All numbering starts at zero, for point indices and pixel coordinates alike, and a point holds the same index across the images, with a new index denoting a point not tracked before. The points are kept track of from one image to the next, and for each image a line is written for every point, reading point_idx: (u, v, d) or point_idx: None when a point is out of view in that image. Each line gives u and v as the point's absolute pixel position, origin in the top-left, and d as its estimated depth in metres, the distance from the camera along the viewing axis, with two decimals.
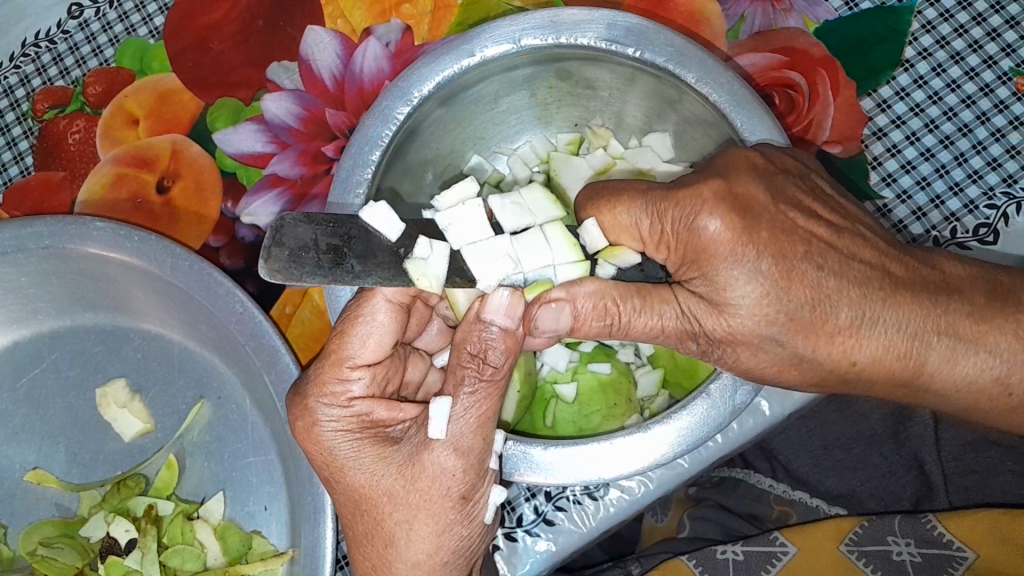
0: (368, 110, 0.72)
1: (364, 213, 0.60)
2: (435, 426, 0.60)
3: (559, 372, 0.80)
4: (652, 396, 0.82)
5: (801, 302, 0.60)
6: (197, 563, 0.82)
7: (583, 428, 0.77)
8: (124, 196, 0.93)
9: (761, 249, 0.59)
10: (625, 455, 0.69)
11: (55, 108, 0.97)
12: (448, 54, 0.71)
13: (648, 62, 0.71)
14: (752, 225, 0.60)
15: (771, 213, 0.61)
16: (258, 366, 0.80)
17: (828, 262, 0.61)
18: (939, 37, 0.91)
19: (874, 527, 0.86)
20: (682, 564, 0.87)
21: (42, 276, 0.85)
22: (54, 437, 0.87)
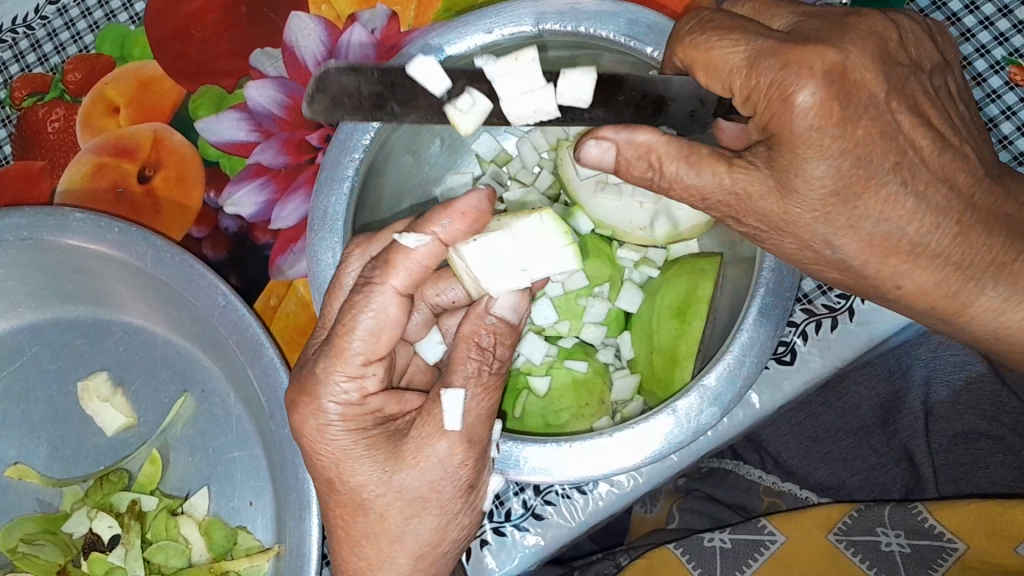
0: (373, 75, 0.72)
1: (413, 65, 0.60)
2: (449, 418, 0.60)
3: (534, 365, 0.78)
4: (625, 400, 0.80)
5: (869, 205, 0.58)
6: (182, 559, 0.81)
7: (550, 424, 0.76)
8: (104, 186, 0.92)
9: (849, 146, 0.56)
10: (585, 459, 0.68)
11: (33, 96, 0.95)
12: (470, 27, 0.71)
13: (642, 55, 0.70)
14: (852, 115, 0.56)
15: (876, 108, 0.57)
16: (241, 360, 0.79)
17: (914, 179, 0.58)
18: None
19: (863, 517, 0.86)
20: (668, 551, 0.87)
21: (21, 269, 0.84)
22: (35, 431, 0.85)
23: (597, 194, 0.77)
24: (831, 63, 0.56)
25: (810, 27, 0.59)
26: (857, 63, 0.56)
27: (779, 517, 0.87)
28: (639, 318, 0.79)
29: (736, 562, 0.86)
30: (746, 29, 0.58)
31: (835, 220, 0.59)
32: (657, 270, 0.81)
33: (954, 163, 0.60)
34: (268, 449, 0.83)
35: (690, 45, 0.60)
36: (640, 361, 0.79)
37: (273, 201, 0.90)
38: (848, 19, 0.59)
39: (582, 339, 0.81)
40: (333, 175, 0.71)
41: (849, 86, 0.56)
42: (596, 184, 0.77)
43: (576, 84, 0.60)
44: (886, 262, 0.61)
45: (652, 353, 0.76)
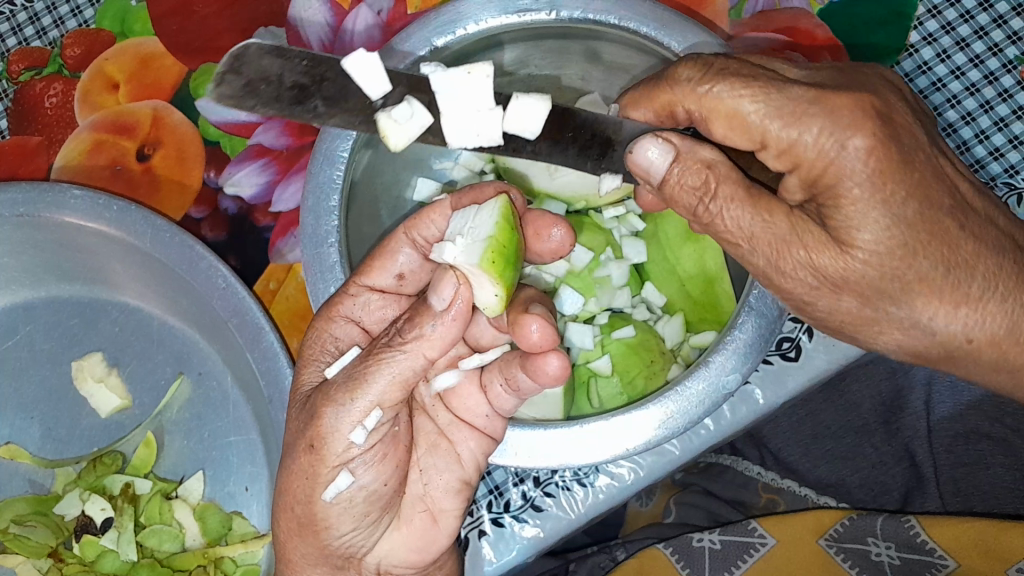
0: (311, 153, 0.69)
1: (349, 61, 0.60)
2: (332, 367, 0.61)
3: (589, 351, 0.77)
4: (681, 342, 0.79)
5: (912, 253, 0.56)
6: (176, 543, 0.81)
7: (631, 395, 0.76)
8: (102, 163, 0.90)
9: (908, 193, 0.55)
10: (610, 436, 0.67)
11: (31, 70, 0.93)
12: (414, 27, 0.69)
13: (567, 19, 0.69)
14: (908, 154, 0.56)
15: (922, 151, 0.57)
16: (241, 344, 0.77)
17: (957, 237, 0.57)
18: (945, 22, 0.89)
19: (855, 526, 0.86)
20: (658, 552, 0.87)
21: (15, 246, 0.82)
22: (27, 410, 0.84)
23: (554, 177, 0.78)
24: (870, 109, 0.55)
25: (829, 81, 0.58)
26: (891, 105, 0.57)
27: (765, 518, 0.87)
28: (655, 262, 0.80)
29: (725, 562, 0.85)
30: (770, 80, 0.57)
31: (899, 269, 0.56)
32: (642, 217, 0.81)
33: (981, 204, 0.60)
34: (265, 434, 0.81)
35: (709, 98, 0.58)
36: (675, 296, 0.79)
37: (275, 182, 0.89)
38: (857, 71, 0.60)
39: (614, 310, 0.81)
40: (313, 237, 0.69)
41: (894, 129, 0.56)
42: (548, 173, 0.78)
43: (530, 112, 0.61)
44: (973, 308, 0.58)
45: (683, 284, 0.78)
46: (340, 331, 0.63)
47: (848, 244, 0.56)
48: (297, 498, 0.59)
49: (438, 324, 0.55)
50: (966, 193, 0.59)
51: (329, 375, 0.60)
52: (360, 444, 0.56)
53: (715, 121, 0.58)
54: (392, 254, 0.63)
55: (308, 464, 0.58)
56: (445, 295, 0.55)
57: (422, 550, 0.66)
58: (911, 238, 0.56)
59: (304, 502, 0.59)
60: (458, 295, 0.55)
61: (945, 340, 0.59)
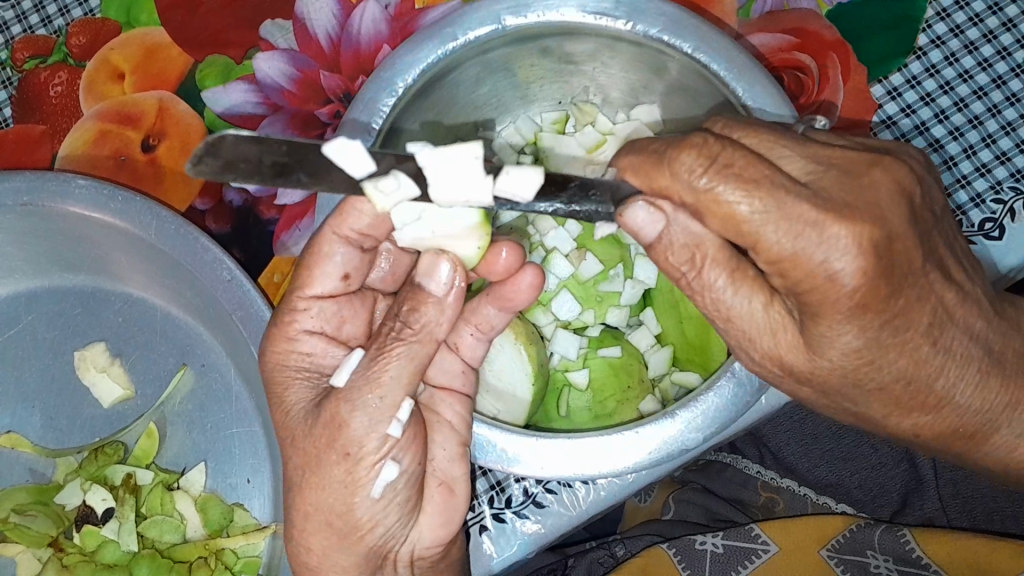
0: (352, 101, 0.68)
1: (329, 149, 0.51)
2: (340, 375, 0.58)
3: (570, 361, 0.78)
4: (663, 374, 0.80)
5: (878, 352, 0.56)
6: (177, 534, 0.81)
7: (599, 416, 0.76)
8: (106, 153, 0.90)
9: (878, 317, 0.54)
10: (578, 458, 0.67)
11: (35, 58, 0.93)
12: (427, 42, 0.68)
13: (641, 35, 0.69)
14: (896, 291, 0.54)
15: (916, 277, 0.55)
16: (245, 337, 0.77)
17: (931, 338, 0.58)
18: (954, 25, 0.90)
19: (855, 539, 0.86)
20: (662, 552, 0.87)
21: (19, 235, 0.82)
22: (29, 399, 0.84)
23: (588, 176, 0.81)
24: (869, 239, 0.51)
25: (836, 185, 0.53)
26: (898, 228, 0.53)
27: (768, 524, 0.88)
28: (660, 291, 0.78)
29: (726, 565, 0.86)
30: (776, 186, 0.51)
31: (860, 370, 0.58)
32: None
33: (963, 313, 0.59)
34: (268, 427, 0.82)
35: (707, 196, 0.52)
36: (670, 331, 0.78)
37: None
38: (862, 176, 0.54)
39: (608, 325, 0.80)
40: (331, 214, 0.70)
41: (894, 251, 0.53)
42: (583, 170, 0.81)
43: (522, 178, 0.54)
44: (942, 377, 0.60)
45: (682, 322, 0.77)
46: (314, 337, 0.62)
47: (821, 346, 0.57)
48: (333, 511, 0.58)
49: (433, 308, 0.57)
50: (948, 305, 0.58)
51: (338, 387, 0.57)
52: (398, 439, 0.56)
53: (706, 215, 0.53)
54: (328, 256, 0.62)
55: (346, 473, 0.57)
56: (441, 277, 0.57)
57: (447, 524, 0.65)
58: (881, 340, 0.56)
59: (344, 515, 0.58)
60: (455, 280, 0.57)
61: (906, 402, 0.61)
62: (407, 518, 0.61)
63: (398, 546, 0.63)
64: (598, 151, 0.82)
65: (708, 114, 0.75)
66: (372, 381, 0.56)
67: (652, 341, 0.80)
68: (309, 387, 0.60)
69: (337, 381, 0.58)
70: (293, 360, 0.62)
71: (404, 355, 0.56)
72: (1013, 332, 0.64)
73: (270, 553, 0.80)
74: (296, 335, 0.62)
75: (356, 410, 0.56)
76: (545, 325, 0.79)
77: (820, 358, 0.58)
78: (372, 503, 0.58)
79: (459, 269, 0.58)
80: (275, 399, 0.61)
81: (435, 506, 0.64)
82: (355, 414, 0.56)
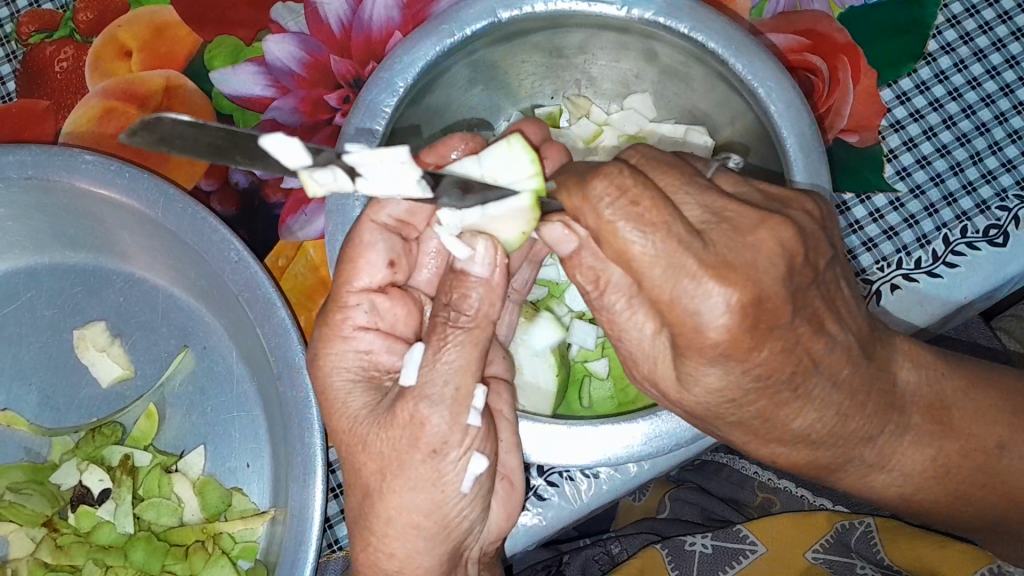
0: (353, 107, 0.67)
1: (265, 139, 0.50)
2: (408, 372, 0.57)
3: (589, 351, 0.79)
4: None
5: (745, 391, 0.56)
6: (173, 518, 0.80)
7: (621, 403, 0.77)
8: (112, 131, 0.89)
9: (740, 365, 0.54)
10: (583, 447, 0.67)
11: (42, 33, 0.92)
12: (426, 37, 0.67)
13: (637, 19, 0.68)
14: (760, 342, 0.53)
15: (787, 329, 0.54)
16: (250, 319, 0.76)
17: (801, 384, 0.57)
18: (964, 32, 0.91)
19: (841, 540, 0.87)
20: (654, 552, 0.86)
21: (22, 210, 0.81)
22: (26, 378, 0.83)
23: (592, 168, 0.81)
24: (743, 301, 0.52)
25: (722, 241, 0.52)
26: (772, 289, 0.52)
27: (755, 525, 0.87)
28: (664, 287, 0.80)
29: (712, 567, 0.86)
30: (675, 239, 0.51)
31: (729, 411, 0.58)
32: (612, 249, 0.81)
33: (833, 359, 0.58)
34: (268, 412, 0.81)
35: (608, 227, 0.52)
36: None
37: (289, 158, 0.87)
38: (750, 234, 0.53)
39: None
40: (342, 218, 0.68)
41: (766, 309, 0.52)
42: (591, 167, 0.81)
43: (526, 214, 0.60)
44: (802, 414, 0.59)
45: None
46: (370, 333, 0.61)
47: (687, 376, 0.57)
48: (420, 512, 0.58)
49: (480, 287, 0.58)
50: (817, 355, 0.57)
51: (409, 386, 0.57)
52: (477, 428, 0.57)
53: (604, 241, 0.53)
54: (370, 245, 0.62)
55: (432, 470, 0.57)
56: (481, 256, 0.58)
57: (507, 507, 0.68)
58: (750, 382, 0.56)
59: (433, 512, 0.58)
60: (498, 259, 0.58)
61: (771, 437, 0.61)
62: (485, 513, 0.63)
63: (472, 544, 0.65)
64: (596, 143, 0.81)
65: (704, 98, 0.75)
66: (439, 370, 0.56)
67: None
68: (372, 393, 0.60)
69: (408, 378, 0.57)
70: (351, 358, 0.61)
71: (465, 341, 0.57)
72: (880, 371, 0.62)
73: (268, 540, 0.79)
74: (352, 333, 0.61)
75: (428, 401, 0.56)
76: (562, 317, 0.80)
77: (687, 391, 0.59)
78: (460, 497, 0.59)
79: (501, 248, 0.59)
80: (335, 404, 0.61)
81: (498, 501, 0.68)
82: (434, 411, 0.56)
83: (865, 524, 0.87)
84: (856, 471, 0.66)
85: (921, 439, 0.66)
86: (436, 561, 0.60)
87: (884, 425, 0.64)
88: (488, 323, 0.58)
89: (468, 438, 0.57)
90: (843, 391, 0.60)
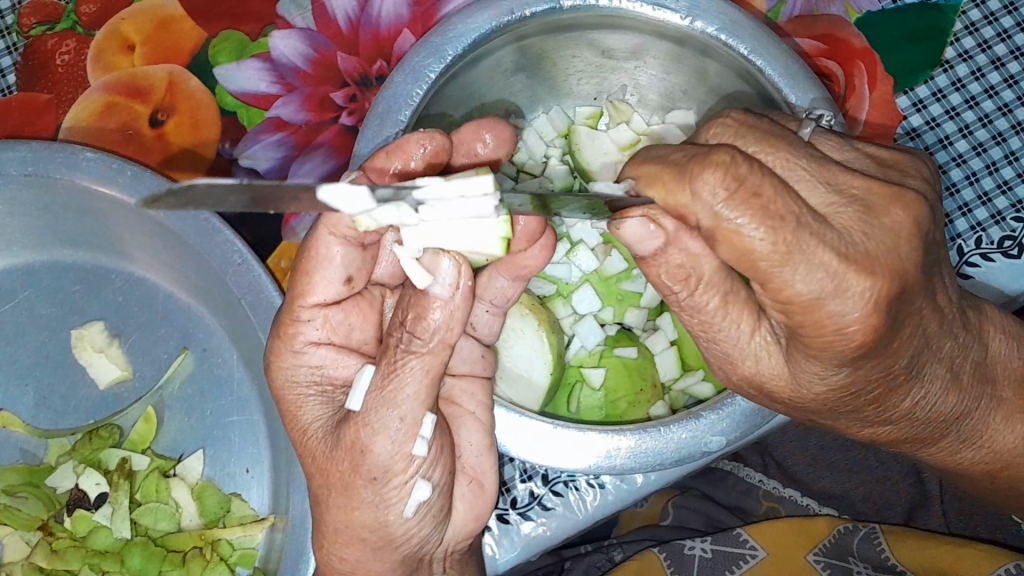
0: (398, 65, 0.65)
1: (323, 191, 0.43)
2: (355, 396, 0.55)
3: (585, 356, 0.77)
4: (675, 378, 0.78)
5: (868, 381, 0.56)
6: (172, 523, 0.78)
7: (609, 415, 0.75)
8: (112, 127, 0.87)
9: (868, 360, 0.54)
10: (573, 449, 0.66)
11: (43, 24, 0.90)
12: (479, 12, 0.66)
13: (699, 31, 0.67)
14: (895, 331, 0.53)
15: (908, 313, 0.53)
16: (252, 323, 0.75)
17: (917, 362, 0.57)
18: (981, 40, 0.89)
19: (839, 544, 0.85)
20: (652, 556, 0.84)
21: (21, 207, 0.79)
22: (22, 377, 0.81)
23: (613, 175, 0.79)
24: (882, 295, 0.50)
25: (857, 225, 0.50)
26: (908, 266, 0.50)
27: (756, 529, 0.85)
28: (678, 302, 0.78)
29: (715, 571, 0.83)
30: (802, 228, 0.48)
31: (842, 404, 0.58)
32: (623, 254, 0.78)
33: (939, 337, 0.58)
34: (270, 415, 0.80)
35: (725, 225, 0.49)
36: (685, 337, 0.77)
37: (293, 158, 0.86)
38: (885, 216, 0.50)
39: (625, 326, 0.80)
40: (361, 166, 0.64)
41: (902, 303, 0.51)
42: (616, 169, 0.79)
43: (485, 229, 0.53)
44: (910, 391, 0.59)
45: None
46: (322, 349, 0.59)
47: (808, 377, 0.56)
48: (367, 528, 0.57)
49: (439, 308, 0.52)
50: (930, 333, 0.56)
51: (355, 411, 0.55)
52: (423, 458, 0.55)
53: (720, 242, 0.50)
54: (327, 257, 0.58)
55: (375, 493, 0.56)
56: (443, 277, 0.53)
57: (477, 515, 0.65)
58: (869, 372, 0.55)
59: (377, 529, 0.57)
60: (461, 280, 0.53)
61: (879, 418, 0.60)
62: (443, 524, 0.61)
63: (435, 548, 0.63)
64: (632, 150, 0.80)
65: None
66: (391, 399, 0.53)
67: (666, 345, 0.78)
68: (324, 406, 0.58)
69: (354, 402, 0.55)
70: (306, 373, 0.59)
71: (418, 367, 0.53)
72: (976, 342, 0.62)
73: (267, 547, 0.78)
74: (302, 348, 0.58)
75: (370, 430, 0.54)
76: (565, 317, 0.79)
77: (803, 385, 0.58)
78: (403, 521, 0.57)
79: (465, 265, 0.53)
80: (288, 409, 0.59)
81: (462, 500, 0.64)
82: (379, 441, 0.54)
83: (869, 528, 0.86)
84: (946, 446, 0.66)
85: (1012, 415, 0.66)
86: (387, 567, 0.60)
87: (981, 397, 0.64)
88: (448, 347, 0.53)
89: (413, 466, 0.55)
90: (945, 367, 0.60)
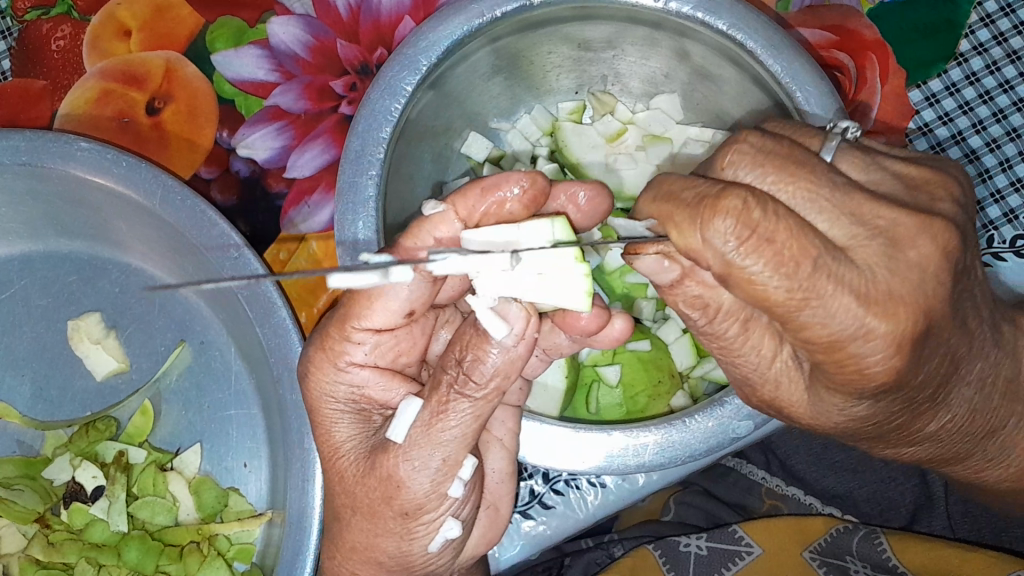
0: (373, 83, 0.64)
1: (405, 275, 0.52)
2: (397, 428, 0.54)
3: (599, 355, 0.76)
4: (692, 367, 0.77)
5: (894, 403, 0.55)
6: (168, 517, 0.78)
7: (630, 411, 0.74)
8: (109, 114, 0.86)
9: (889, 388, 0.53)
10: (578, 452, 0.66)
11: (37, 9, 0.88)
12: (456, 15, 0.64)
13: (674, 13, 0.65)
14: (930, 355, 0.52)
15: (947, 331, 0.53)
16: (249, 318, 0.74)
17: (946, 383, 0.57)
18: (998, 32, 0.87)
19: (835, 543, 0.84)
20: (647, 552, 0.84)
21: (15, 196, 0.78)
22: (17, 368, 0.81)
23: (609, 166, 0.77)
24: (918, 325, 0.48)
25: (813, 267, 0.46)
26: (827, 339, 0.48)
27: (751, 526, 0.85)
28: None
29: (710, 568, 0.83)
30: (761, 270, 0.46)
31: (865, 423, 0.57)
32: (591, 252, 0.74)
33: (970, 349, 0.57)
34: (267, 411, 0.79)
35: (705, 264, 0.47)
36: None
37: (291, 148, 0.85)
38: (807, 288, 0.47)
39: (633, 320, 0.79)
40: (353, 192, 0.62)
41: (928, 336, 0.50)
42: (606, 163, 0.77)
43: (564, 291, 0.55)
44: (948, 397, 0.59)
45: None
46: (366, 370, 0.57)
47: (828, 400, 0.55)
48: (387, 552, 0.58)
49: (495, 351, 0.52)
50: (956, 356, 0.56)
51: (397, 442, 0.54)
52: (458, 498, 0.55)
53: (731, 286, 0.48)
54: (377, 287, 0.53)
55: (402, 526, 0.56)
56: (515, 323, 0.52)
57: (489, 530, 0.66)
58: (892, 396, 0.54)
59: (398, 556, 0.58)
60: (527, 331, 0.52)
61: (906, 430, 0.60)
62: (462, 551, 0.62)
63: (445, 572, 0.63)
64: (619, 140, 0.78)
65: (737, 104, 0.72)
66: (429, 434, 0.53)
67: (679, 333, 0.77)
68: (357, 426, 0.58)
69: (396, 434, 0.54)
70: (343, 391, 0.57)
71: (471, 413, 0.52)
72: (1008, 359, 0.63)
73: (265, 542, 0.78)
74: (346, 367, 0.56)
75: (410, 464, 0.53)
76: None
77: (823, 412, 0.58)
78: (427, 551, 0.58)
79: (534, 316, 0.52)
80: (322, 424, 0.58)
81: (479, 528, 0.65)
82: (410, 471, 0.53)
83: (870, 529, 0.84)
84: (979, 460, 0.69)
85: None
86: None
87: (1009, 416, 0.66)
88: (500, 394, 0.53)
89: (445, 505, 0.56)
90: (977, 383, 0.61)
